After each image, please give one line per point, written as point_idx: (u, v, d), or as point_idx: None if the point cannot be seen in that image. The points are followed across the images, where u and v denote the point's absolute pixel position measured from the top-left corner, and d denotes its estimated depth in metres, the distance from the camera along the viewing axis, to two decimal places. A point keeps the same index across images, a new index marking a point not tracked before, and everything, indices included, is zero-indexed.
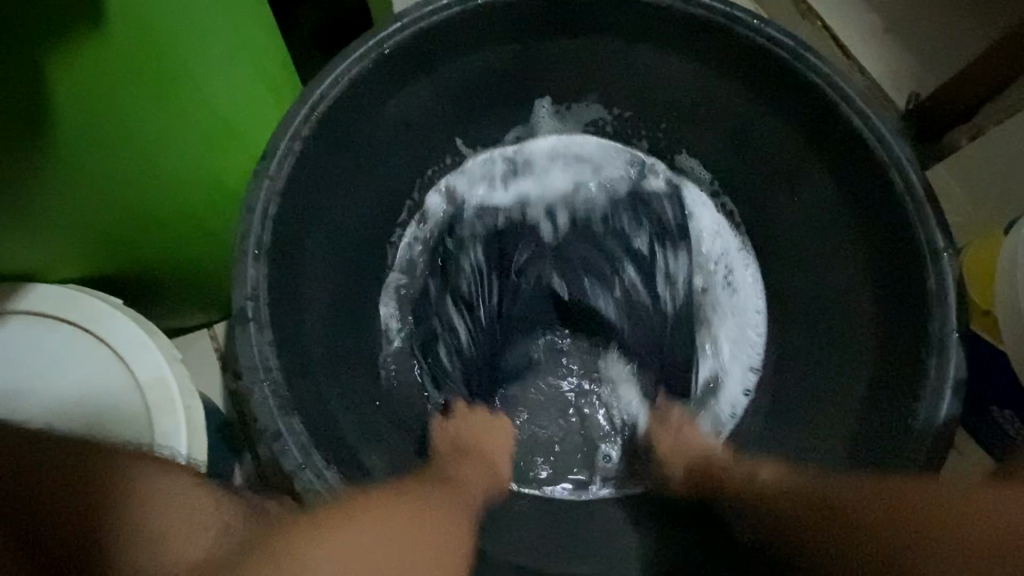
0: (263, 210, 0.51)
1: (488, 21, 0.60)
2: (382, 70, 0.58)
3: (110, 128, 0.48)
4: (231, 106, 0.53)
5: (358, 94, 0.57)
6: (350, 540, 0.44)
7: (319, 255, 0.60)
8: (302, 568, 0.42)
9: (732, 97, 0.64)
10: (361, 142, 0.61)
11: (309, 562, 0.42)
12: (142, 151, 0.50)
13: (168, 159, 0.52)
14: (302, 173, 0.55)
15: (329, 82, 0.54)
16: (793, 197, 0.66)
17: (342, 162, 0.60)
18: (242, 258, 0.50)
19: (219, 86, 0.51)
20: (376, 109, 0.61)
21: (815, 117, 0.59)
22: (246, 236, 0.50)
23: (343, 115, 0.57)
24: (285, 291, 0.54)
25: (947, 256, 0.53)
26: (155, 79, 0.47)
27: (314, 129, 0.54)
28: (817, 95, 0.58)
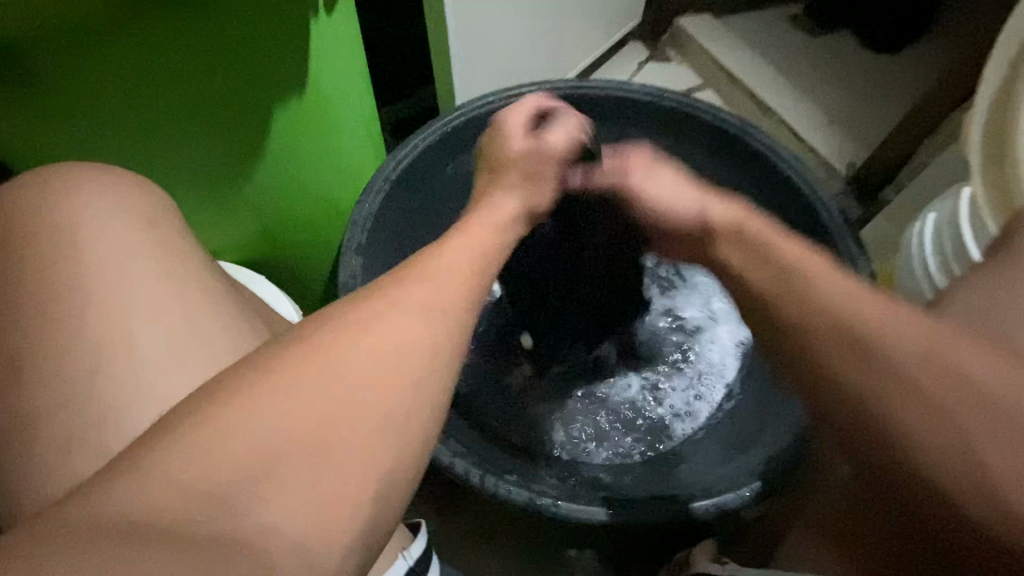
0: (364, 225, 0.71)
1: None
2: (451, 138, 0.79)
3: (286, 157, 0.64)
4: (358, 160, 0.72)
5: (431, 156, 0.79)
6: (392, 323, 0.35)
7: (394, 266, 0.79)
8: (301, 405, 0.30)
9: (706, 162, 0.85)
10: (433, 192, 0.82)
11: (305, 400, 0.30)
12: (303, 180, 0.67)
13: (316, 181, 0.68)
14: (389, 203, 0.75)
15: (414, 146, 0.77)
16: None
17: (418, 205, 0.81)
18: (347, 254, 0.69)
19: (357, 143, 0.70)
20: (442, 169, 0.82)
21: (765, 174, 0.80)
22: (351, 240, 0.70)
23: (420, 170, 0.78)
24: (373, 283, 0.73)
25: (861, 260, 0.71)
26: (315, 121, 0.63)
27: (400, 176, 0.75)
28: (762, 159, 0.80)
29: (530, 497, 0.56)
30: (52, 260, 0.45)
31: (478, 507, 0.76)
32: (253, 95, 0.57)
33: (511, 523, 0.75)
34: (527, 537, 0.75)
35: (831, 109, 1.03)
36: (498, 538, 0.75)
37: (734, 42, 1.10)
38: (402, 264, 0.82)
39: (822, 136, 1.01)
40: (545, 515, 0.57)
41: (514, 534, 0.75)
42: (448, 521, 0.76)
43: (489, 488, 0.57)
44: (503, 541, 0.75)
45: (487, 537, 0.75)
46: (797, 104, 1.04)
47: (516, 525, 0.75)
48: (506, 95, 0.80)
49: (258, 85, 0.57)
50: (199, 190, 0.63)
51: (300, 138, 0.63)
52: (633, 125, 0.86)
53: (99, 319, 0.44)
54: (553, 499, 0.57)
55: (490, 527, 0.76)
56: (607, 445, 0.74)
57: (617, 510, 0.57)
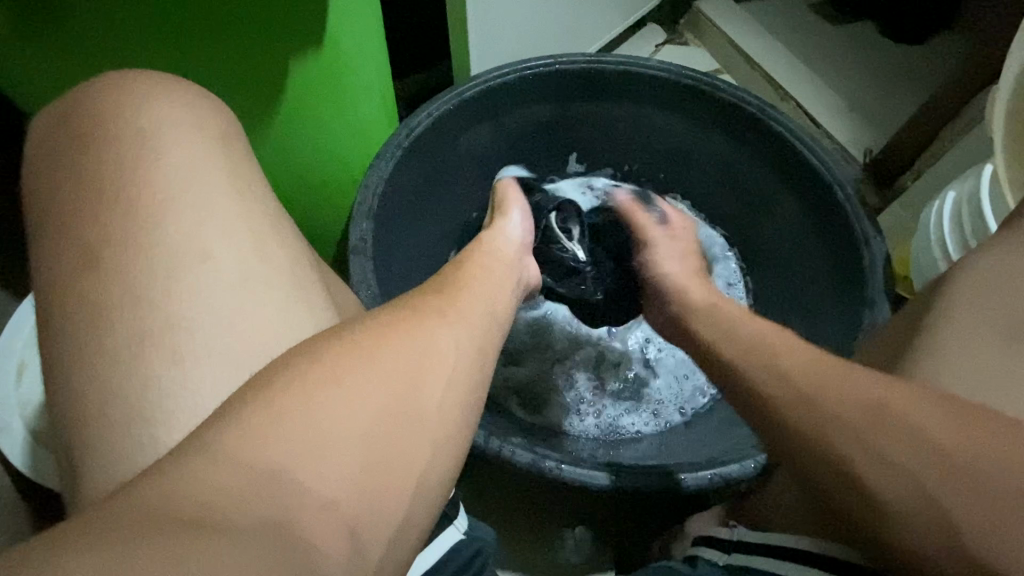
0: (376, 187, 0.70)
1: (540, 82, 0.82)
2: (465, 109, 0.79)
3: (298, 115, 0.63)
4: (371, 123, 0.70)
5: (444, 124, 0.78)
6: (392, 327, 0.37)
7: (402, 233, 0.78)
8: (326, 382, 0.32)
9: (721, 142, 0.84)
10: (444, 162, 0.82)
11: (334, 384, 0.32)
12: (315, 138, 0.66)
13: (331, 141, 0.67)
14: (402, 168, 0.74)
15: (427, 114, 0.75)
16: (770, 213, 0.85)
17: (429, 174, 0.81)
18: (359, 216, 0.68)
19: (371, 104, 0.69)
20: (454, 138, 0.81)
21: (781, 153, 0.79)
22: (362, 202, 0.69)
23: (431, 139, 0.77)
24: (381, 248, 0.72)
25: (875, 240, 0.70)
26: (332, 79, 0.62)
27: (413, 143, 0.74)
28: (780, 137, 0.78)
29: (535, 460, 0.57)
30: (87, 199, 0.43)
31: (492, 479, 0.76)
32: (272, 46, 0.57)
33: (521, 496, 0.75)
34: (537, 508, 0.74)
35: (850, 92, 1.01)
36: (508, 510, 0.74)
37: (753, 26, 1.08)
38: (411, 233, 0.81)
39: (838, 121, 1.00)
40: (550, 479, 0.58)
41: (524, 505, 0.75)
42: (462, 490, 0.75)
43: (495, 451, 0.58)
44: (516, 514, 0.74)
45: (501, 507, 0.74)
46: (817, 89, 1.03)
47: (526, 499, 0.75)
48: (520, 67, 0.79)
49: (276, 37, 0.56)
50: None
51: (312, 95, 0.62)
52: (649, 102, 0.84)
53: (126, 260, 0.41)
54: (557, 461, 0.58)
55: (503, 499, 0.75)
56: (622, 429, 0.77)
57: (625, 477, 0.57)
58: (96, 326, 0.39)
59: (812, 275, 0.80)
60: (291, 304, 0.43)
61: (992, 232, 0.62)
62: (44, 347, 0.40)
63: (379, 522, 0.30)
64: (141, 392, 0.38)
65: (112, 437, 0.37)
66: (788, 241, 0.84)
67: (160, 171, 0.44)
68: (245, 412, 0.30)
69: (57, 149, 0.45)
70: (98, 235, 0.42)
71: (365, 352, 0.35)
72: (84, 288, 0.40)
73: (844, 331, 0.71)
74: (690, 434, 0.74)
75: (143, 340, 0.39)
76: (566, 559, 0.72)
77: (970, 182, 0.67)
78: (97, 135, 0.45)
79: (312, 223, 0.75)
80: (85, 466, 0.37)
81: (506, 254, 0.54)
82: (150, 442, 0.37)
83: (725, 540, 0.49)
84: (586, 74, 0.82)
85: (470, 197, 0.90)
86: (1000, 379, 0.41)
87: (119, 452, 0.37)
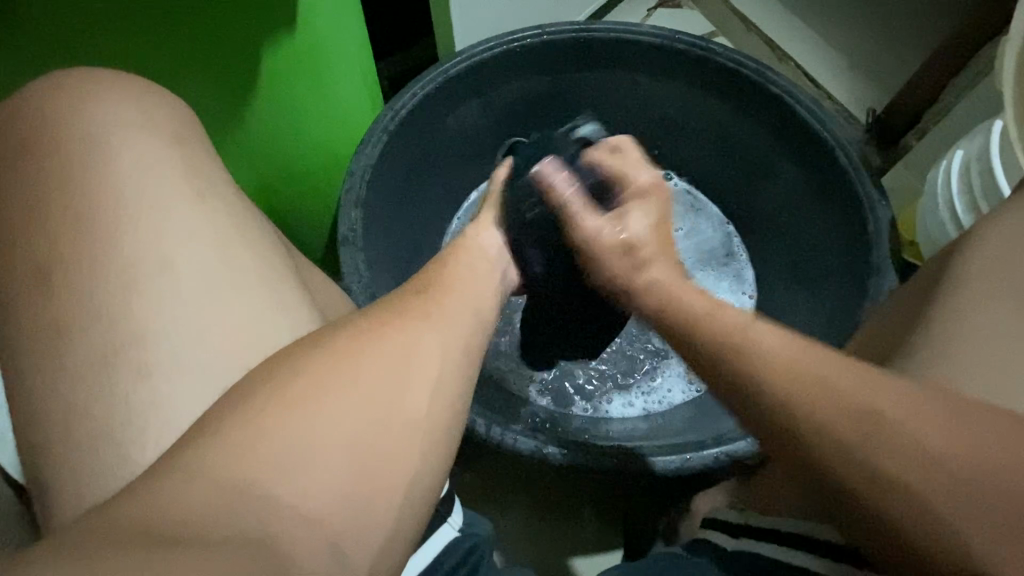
0: (362, 175, 0.68)
1: (528, 54, 0.78)
2: (450, 88, 0.76)
3: (275, 104, 0.61)
4: (353, 109, 0.68)
5: (429, 106, 0.75)
6: (375, 331, 0.35)
7: (392, 222, 0.76)
8: (309, 395, 0.31)
9: (717, 109, 0.81)
10: (432, 144, 0.80)
11: (320, 395, 0.31)
12: (295, 127, 0.64)
13: (312, 130, 0.65)
14: (389, 153, 0.72)
15: (412, 95, 0.72)
16: (770, 182, 0.83)
17: (416, 157, 0.78)
18: (347, 206, 0.66)
19: (352, 90, 0.66)
20: (441, 120, 0.78)
21: (779, 119, 0.76)
22: (350, 192, 0.67)
23: (417, 120, 0.75)
24: (372, 238, 0.70)
25: (879, 205, 0.68)
26: (307, 63, 0.59)
27: (399, 125, 0.71)
28: (778, 101, 0.75)
29: (537, 446, 0.57)
30: (53, 206, 0.41)
31: (496, 464, 0.75)
32: (242, 32, 0.55)
33: (524, 482, 0.75)
34: (541, 494, 0.74)
35: (851, 50, 0.97)
36: (510, 497, 0.74)
37: None
38: (401, 221, 0.79)
39: (839, 83, 0.97)
40: (553, 464, 0.57)
41: (527, 491, 0.74)
42: (465, 478, 0.75)
43: (494, 438, 0.57)
44: (520, 501, 0.74)
45: (504, 493, 0.74)
46: (816, 49, 0.99)
47: (530, 485, 0.74)
48: (506, 40, 0.76)
49: (244, 22, 0.54)
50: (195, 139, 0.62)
51: (288, 81, 0.60)
52: (641, 70, 0.81)
53: (98, 267, 0.40)
54: (560, 446, 0.57)
55: (506, 485, 0.75)
56: (623, 405, 0.77)
57: (629, 459, 0.56)
58: (66, 345, 0.38)
59: (816, 242, 0.78)
60: (263, 311, 0.42)
61: (1005, 195, 0.60)
62: (16, 361, 0.39)
63: (368, 534, 0.29)
64: (109, 410, 0.37)
65: (86, 459, 0.37)
66: (789, 210, 0.81)
67: (125, 178, 0.43)
68: (223, 428, 0.29)
69: (12, 155, 0.43)
70: (64, 250, 0.40)
71: (351, 361, 0.33)
72: (54, 305, 0.39)
73: (850, 299, 0.69)
74: (694, 410, 0.73)
75: (105, 359, 0.38)
76: (570, 543, 0.72)
77: (979, 139, 0.65)
78: (61, 136, 0.43)
79: (299, 219, 0.73)
80: (61, 487, 0.37)
81: (491, 252, 0.53)
82: (124, 462, 0.36)
83: (733, 522, 0.50)
84: (576, 44, 0.79)
85: (461, 180, 0.88)
86: (1007, 351, 0.39)
87: (95, 473, 0.36)
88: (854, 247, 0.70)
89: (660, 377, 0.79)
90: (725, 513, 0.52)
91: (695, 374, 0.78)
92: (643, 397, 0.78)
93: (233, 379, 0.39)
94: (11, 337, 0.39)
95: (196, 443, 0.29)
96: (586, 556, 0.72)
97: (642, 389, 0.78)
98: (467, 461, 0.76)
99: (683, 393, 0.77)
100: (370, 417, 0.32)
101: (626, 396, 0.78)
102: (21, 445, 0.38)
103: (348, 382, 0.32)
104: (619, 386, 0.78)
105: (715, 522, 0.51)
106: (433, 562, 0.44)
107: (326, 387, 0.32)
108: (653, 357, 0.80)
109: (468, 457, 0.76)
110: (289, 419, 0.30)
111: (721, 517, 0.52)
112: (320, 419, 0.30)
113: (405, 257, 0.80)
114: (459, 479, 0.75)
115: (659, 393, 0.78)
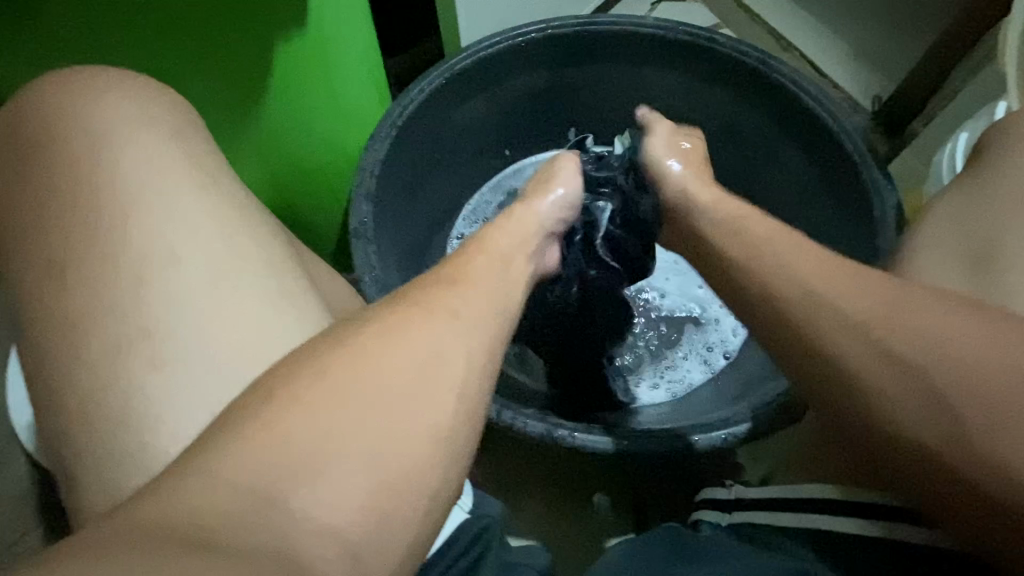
0: (373, 169, 0.69)
1: (534, 49, 0.79)
2: (458, 83, 0.77)
3: (287, 100, 0.63)
4: (363, 104, 0.69)
5: (438, 100, 0.76)
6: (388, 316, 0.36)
7: (402, 216, 0.78)
8: (326, 380, 0.32)
9: (721, 98, 0.82)
10: (440, 138, 0.81)
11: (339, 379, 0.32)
12: (307, 123, 0.65)
13: (321, 126, 0.67)
14: (399, 146, 0.73)
15: (420, 91, 0.73)
16: (775, 170, 0.83)
17: (425, 150, 0.79)
18: (359, 199, 0.68)
19: (362, 86, 0.67)
20: (450, 113, 0.80)
21: (783, 107, 0.77)
22: (361, 186, 0.68)
23: (425, 115, 0.76)
24: (383, 231, 0.72)
25: (886, 188, 0.68)
26: (318, 60, 0.61)
27: (408, 120, 0.73)
28: (782, 90, 0.75)
29: (548, 430, 0.58)
30: (77, 208, 0.43)
31: (508, 452, 0.77)
32: (254, 33, 0.57)
33: (536, 468, 0.76)
34: (554, 480, 0.75)
35: (854, 39, 0.98)
36: (523, 483, 0.75)
37: None
38: (411, 213, 0.81)
39: (844, 71, 0.97)
40: (562, 448, 0.58)
41: (540, 479, 0.75)
42: (478, 465, 0.76)
43: (505, 422, 0.58)
44: (533, 486, 0.75)
45: (517, 478, 0.76)
46: (818, 38, 0.99)
47: (543, 471, 0.76)
48: (511, 35, 0.77)
49: (258, 21, 0.56)
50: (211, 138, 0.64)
51: (300, 77, 0.61)
52: (644, 62, 0.82)
53: (124, 265, 0.42)
54: (571, 430, 0.58)
55: (519, 471, 0.76)
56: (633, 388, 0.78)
57: (639, 442, 0.57)
58: (89, 339, 0.40)
59: (824, 228, 0.78)
60: (276, 305, 0.43)
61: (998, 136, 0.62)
62: (43, 355, 0.40)
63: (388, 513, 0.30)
64: (128, 402, 0.39)
65: (113, 447, 0.38)
66: (797, 196, 0.81)
67: (144, 178, 0.44)
68: (250, 413, 0.30)
69: (35, 157, 0.44)
70: (89, 248, 0.42)
71: (367, 346, 0.35)
72: (77, 301, 0.41)
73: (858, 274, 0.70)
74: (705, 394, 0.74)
75: (123, 352, 0.40)
76: (585, 528, 0.73)
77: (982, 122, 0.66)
78: (82, 140, 0.45)
79: (311, 217, 0.75)
80: (89, 475, 0.38)
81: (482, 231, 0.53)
82: (147, 449, 0.38)
83: (726, 500, 0.51)
84: (581, 38, 0.80)
85: (469, 174, 0.89)
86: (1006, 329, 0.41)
87: (119, 460, 0.38)
88: (862, 229, 0.71)
89: (671, 361, 0.79)
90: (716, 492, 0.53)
91: (705, 358, 0.79)
92: (653, 379, 0.78)
93: (244, 367, 0.41)
94: (38, 331, 0.41)
95: (222, 429, 0.30)
96: (604, 537, 0.73)
97: (661, 372, 0.79)
98: (481, 448, 0.77)
99: (694, 376, 0.78)
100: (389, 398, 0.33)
101: (646, 381, 0.78)
102: (52, 436, 0.40)
103: (359, 367, 0.33)
104: (638, 370, 0.79)
105: (710, 501, 0.52)
106: (446, 542, 0.45)
107: (336, 373, 0.33)
108: (663, 341, 0.81)
109: (483, 444, 0.77)
110: (306, 402, 0.31)
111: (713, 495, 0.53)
112: (333, 401, 0.31)
113: (414, 248, 0.82)
114: (472, 465, 0.76)
115: (670, 376, 0.79)
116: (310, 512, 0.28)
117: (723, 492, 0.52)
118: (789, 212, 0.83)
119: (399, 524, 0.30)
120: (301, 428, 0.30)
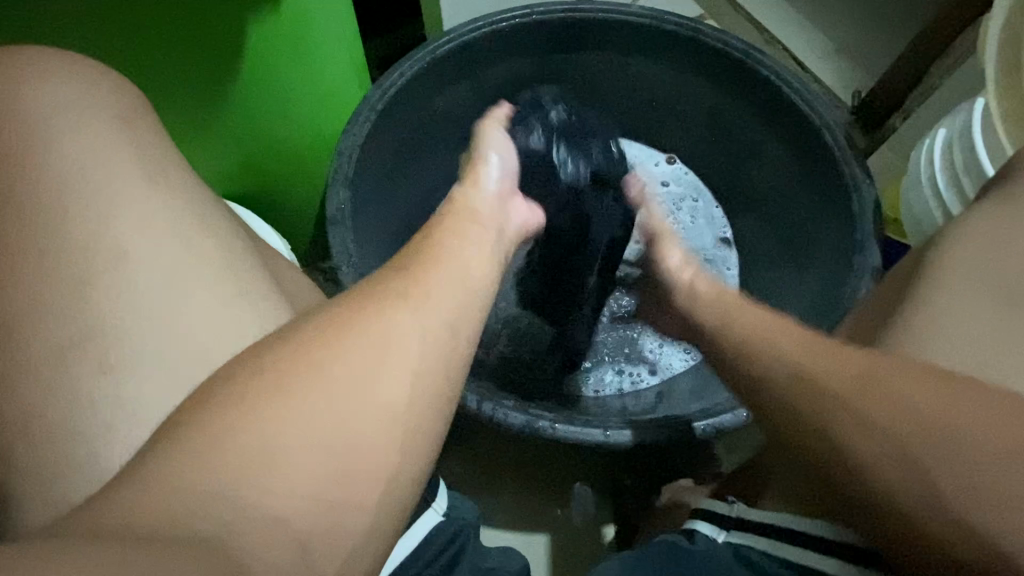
0: (350, 155, 0.67)
1: (517, 35, 0.78)
2: (439, 68, 0.75)
3: (258, 79, 0.60)
4: (341, 87, 0.66)
5: (419, 86, 0.75)
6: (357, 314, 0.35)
7: (381, 201, 0.76)
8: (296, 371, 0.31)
9: (705, 88, 0.81)
10: (423, 123, 0.79)
11: (315, 370, 0.31)
12: (280, 104, 0.63)
13: (296, 109, 0.64)
14: (378, 132, 0.71)
15: (399, 74, 0.71)
16: (755, 161, 0.83)
17: (406, 136, 0.78)
18: (336, 184, 0.66)
19: (339, 68, 0.64)
20: (430, 99, 0.78)
21: (766, 100, 0.76)
22: (336, 171, 0.66)
23: (406, 99, 0.74)
24: (360, 217, 0.70)
25: (864, 183, 0.69)
26: (293, 40, 0.58)
27: (387, 105, 0.70)
28: (768, 83, 0.75)
29: (528, 421, 0.57)
30: (28, 193, 0.41)
31: (485, 444, 0.76)
32: (222, 11, 0.54)
33: (513, 461, 0.75)
34: (530, 474, 0.75)
35: (835, 35, 0.98)
36: (498, 477, 0.75)
37: None
38: (391, 200, 0.79)
39: (826, 65, 0.97)
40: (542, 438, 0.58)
41: (516, 473, 0.75)
42: (456, 459, 0.76)
43: (484, 412, 0.58)
44: (510, 479, 0.75)
45: (494, 472, 0.75)
46: (801, 31, 0.99)
47: (521, 464, 0.75)
48: (493, 19, 0.75)
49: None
50: (181, 116, 0.62)
51: (273, 55, 0.58)
52: (628, 50, 0.81)
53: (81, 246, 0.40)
54: (552, 421, 0.58)
55: (496, 463, 0.75)
56: (605, 380, 0.78)
57: (619, 432, 0.57)
58: (36, 333, 0.38)
59: (804, 218, 0.78)
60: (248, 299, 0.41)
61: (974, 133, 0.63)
62: None
63: (364, 517, 0.29)
64: (79, 404, 0.37)
65: (61, 448, 0.36)
66: (778, 188, 0.82)
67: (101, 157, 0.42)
68: (210, 411, 0.29)
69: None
70: (36, 234, 0.40)
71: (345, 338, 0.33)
72: (29, 284, 0.39)
73: (834, 278, 0.71)
74: (685, 387, 0.75)
75: (66, 345, 0.37)
76: (561, 523, 0.73)
77: (960, 119, 0.67)
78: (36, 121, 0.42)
79: (284, 198, 0.72)
80: (32, 475, 0.36)
81: (472, 213, 0.52)
82: (100, 454, 0.36)
83: (723, 517, 0.50)
84: (566, 24, 0.78)
85: (451, 164, 0.87)
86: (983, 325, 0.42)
87: (68, 460, 0.36)
88: (839, 223, 0.72)
89: (648, 360, 0.79)
90: (711, 506, 0.52)
91: (682, 351, 0.79)
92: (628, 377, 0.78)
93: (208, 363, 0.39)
94: None
95: (182, 426, 0.28)
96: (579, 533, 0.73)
97: (630, 372, 0.78)
98: (458, 441, 0.76)
99: (669, 370, 0.78)
100: (361, 396, 0.31)
101: (615, 385, 0.78)
102: None
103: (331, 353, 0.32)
104: (614, 370, 0.78)
105: (704, 515, 0.52)
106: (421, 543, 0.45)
107: (304, 363, 0.31)
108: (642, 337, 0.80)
109: (460, 437, 0.76)
110: (264, 396, 0.29)
111: (708, 509, 0.52)
112: (303, 396, 0.30)
113: (394, 236, 0.80)
114: (452, 460, 0.75)
115: (644, 374, 0.78)
116: (273, 514, 0.27)
117: (723, 507, 0.51)
118: (774, 208, 0.83)
119: (368, 525, 0.29)
120: (260, 423, 0.29)
